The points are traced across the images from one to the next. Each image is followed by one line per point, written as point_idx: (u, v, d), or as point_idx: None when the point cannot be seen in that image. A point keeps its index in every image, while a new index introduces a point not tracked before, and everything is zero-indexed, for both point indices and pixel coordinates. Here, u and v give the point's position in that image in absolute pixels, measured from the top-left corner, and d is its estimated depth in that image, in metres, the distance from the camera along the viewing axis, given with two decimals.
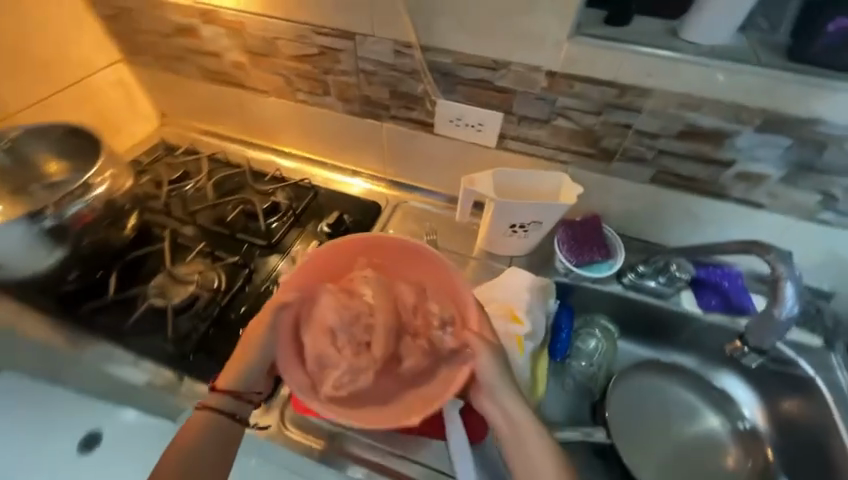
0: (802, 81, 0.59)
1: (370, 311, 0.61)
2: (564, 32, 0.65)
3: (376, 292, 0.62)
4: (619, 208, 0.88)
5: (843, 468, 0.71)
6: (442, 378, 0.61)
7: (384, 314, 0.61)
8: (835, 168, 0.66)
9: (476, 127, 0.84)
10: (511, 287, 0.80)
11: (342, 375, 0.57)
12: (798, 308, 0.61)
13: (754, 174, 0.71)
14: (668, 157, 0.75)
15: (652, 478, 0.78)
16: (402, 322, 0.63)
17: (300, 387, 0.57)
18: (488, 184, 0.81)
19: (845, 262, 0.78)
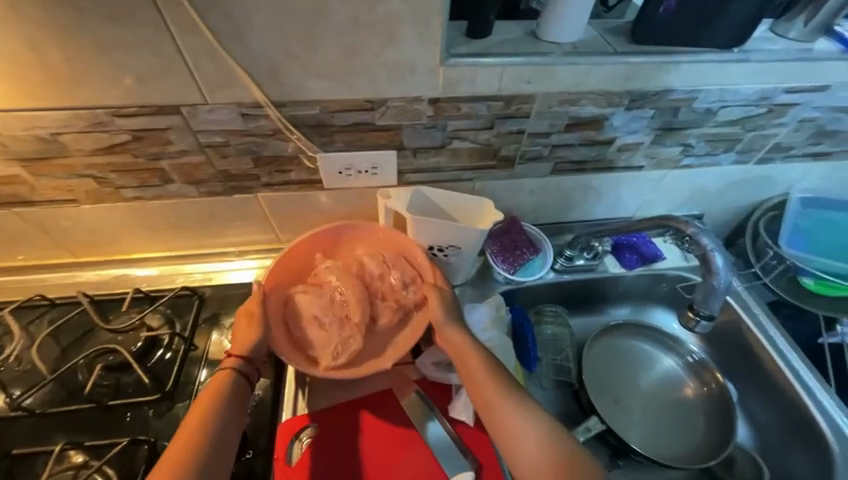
0: (655, 59, 0.62)
1: (338, 289, 0.74)
2: (433, 57, 0.58)
3: (339, 275, 0.75)
4: (530, 202, 0.90)
5: (763, 359, 0.86)
6: (416, 323, 0.76)
7: (352, 288, 0.74)
8: (689, 123, 0.74)
9: (371, 171, 0.74)
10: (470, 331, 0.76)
11: (333, 345, 0.70)
12: (729, 276, 0.72)
13: (632, 144, 0.77)
14: (561, 149, 0.76)
15: (638, 435, 0.85)
16: (372, 291, 0.77)
17: (297, 360, 0.69)
18: (406, 200, 0.76)
19: (701, 191, 0.94)
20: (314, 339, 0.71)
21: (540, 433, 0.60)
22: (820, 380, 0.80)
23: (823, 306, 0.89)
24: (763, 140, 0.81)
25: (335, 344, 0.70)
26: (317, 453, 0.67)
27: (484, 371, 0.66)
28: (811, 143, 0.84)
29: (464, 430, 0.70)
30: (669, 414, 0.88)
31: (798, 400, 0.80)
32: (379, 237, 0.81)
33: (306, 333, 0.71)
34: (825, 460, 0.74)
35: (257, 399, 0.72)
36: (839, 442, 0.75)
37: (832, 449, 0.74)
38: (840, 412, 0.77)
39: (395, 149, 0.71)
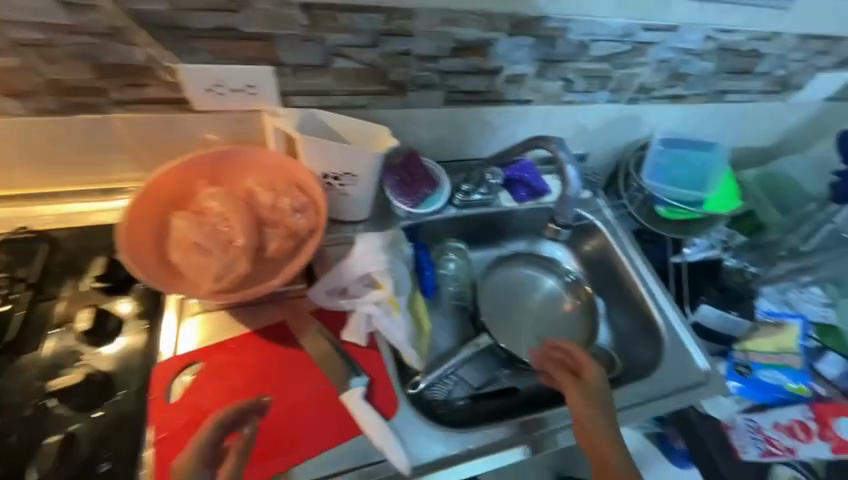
0: None
1: (223, 216, 0.69)
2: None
3: (223, 202, 0.71)
4: (430, 137, 0.90)
5: (623, 273, 1.01)
6: (311, 246, 0.72)
7: (237, 215, 0.70)
8: (566, 56, 0.79)
9: (247, 90, 0.67)
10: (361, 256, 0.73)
11: (217, 268, 0.66)
12: (579, 184, 0.82)
13: (518, 75, 0.80)
14: (452, 77, 0.77)
15: (522, 345, 0.98)
16: (262, 219, 0.73)
17: (176, 286, 0.64)
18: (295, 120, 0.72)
19: (584, 131, 1.03)
20: (193, 268, 0.66)
21: None
22: (660, 286, 0.97)
23: (673, 229, 1.06)
24: (630, 79, 0.90)
25: (218, 271, 0.66)
26: (203, 389, 0.65)
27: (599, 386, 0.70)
28: (668, 85, 0.95)
29: (358, 350, 0.73)
30: (549, 328, 1.02)
31: (643, 302, 0.97)
32: (269, 166, 0.76)
33: (184, 259, 0.66)
34: (658, 346, 0.92)
35: (125, 348, 0.67)
36: (669, 333, 0.92)
37: (663, 336, 0.92)
38: (671, 308, 0.95)
39: (272, 65, 0.65)
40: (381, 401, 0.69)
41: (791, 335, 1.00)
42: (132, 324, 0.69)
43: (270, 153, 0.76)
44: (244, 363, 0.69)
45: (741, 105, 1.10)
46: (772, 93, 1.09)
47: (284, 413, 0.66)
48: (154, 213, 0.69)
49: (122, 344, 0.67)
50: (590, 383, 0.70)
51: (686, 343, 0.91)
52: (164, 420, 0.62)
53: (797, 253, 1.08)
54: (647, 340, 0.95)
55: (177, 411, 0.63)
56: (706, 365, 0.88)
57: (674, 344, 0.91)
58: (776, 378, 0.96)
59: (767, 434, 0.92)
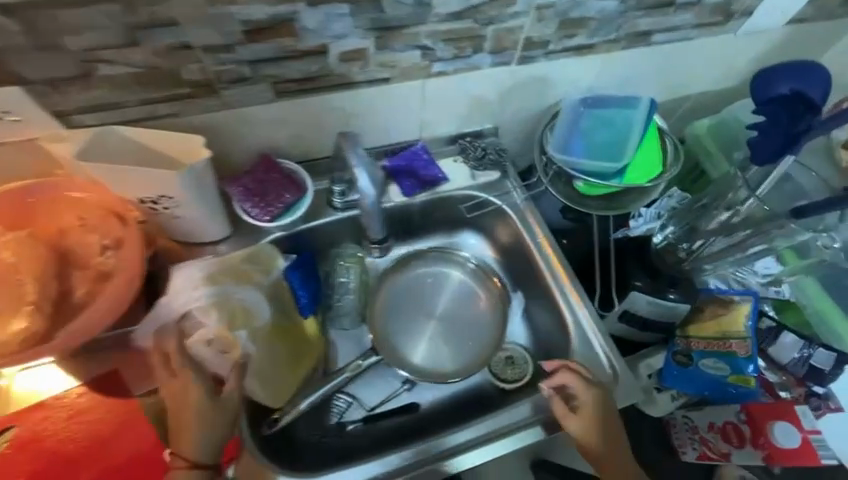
0: None
1: (15, 269, 0.61)
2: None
3: (17, 251, 0.61)
4: (285, 137, 0.78)
5: (533, 262, 0.90)
6: (122, 283, 0.65)
7: (31, 265, 0.61)
8: (406, 19, 0.65)
9: (8, 117, 0.58)
10: (182, 292, 0.68)
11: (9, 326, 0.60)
12: (371, 188, 0.72)
13: (354, 51, 0.66)
14: (266, 66, 0.64)
15: (425, 358, 0.88)
16: (67, 259, 0.66)
17: None
18: (83, 144, 0.61)
19: (482, 103, 0.88)
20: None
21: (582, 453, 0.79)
22: (573, 281, 0.86)
23: (597, 206, 0.91)
24: (510, 35, 0.74)
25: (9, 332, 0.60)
26: (16, 459, 0.62)
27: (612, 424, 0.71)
28: (565, 36, 0.79)
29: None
30: (459, 334, 0.91)
31: (555, 301, 0.87)
32: (76, 198, 0.67)
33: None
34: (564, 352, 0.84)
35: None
36: (577, 334, 0.83)
37: (574, 339, 0.83)
38: (580, 305, 0.85)
39: (16, 84, 0.54)
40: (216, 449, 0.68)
41: (740, 315, 0.85)
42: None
43: (73, 182, 0.66)
44: (60, 424, 0.64)
45: (674, 45, 0.91)
46: (712, 25, 0.89)
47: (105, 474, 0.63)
48: None
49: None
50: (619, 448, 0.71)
51: (594, 347, 0.82)
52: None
53: (728, 228, 0.82)
54: (558, 343, 0.86)
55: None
56: (610, 369, 0.80)
57: (581, 348, 0.82)
58: (719, 369, 0.84)
59: (702, 434, 0.87)
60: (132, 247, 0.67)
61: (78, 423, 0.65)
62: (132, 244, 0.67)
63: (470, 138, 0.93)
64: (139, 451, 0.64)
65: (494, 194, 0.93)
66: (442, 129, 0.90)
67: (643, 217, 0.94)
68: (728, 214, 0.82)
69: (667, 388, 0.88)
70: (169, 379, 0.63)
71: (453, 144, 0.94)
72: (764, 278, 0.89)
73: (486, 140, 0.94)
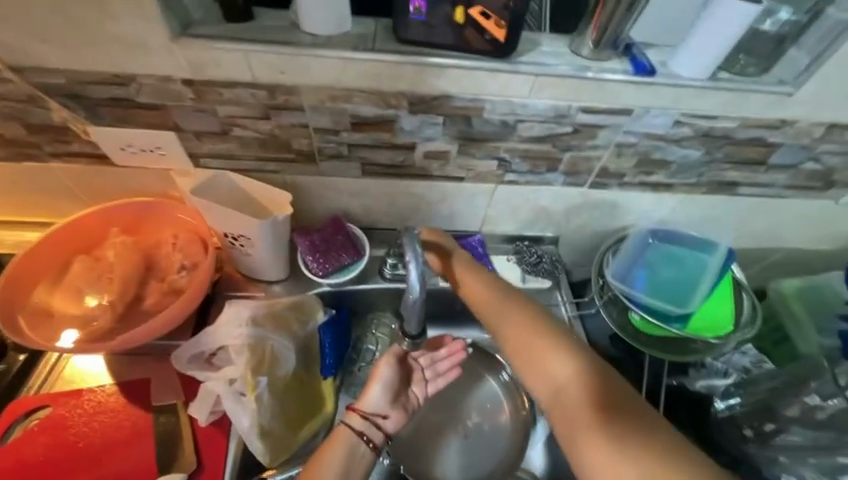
0: (412, 61, 0.61)
1: (112, 268, 0.73)
2: (165, 34, 0.57)
3: (120, 253, 0.74)
4: (358, 206, 0.86)
5: None
6: (184, 301, 0.71)
7: (124, 268, 0.73)
8: (490, 135, 0.72)
9: (157, 151, 0.72)
10: (224, 329, 0.72)
11: (88, 317, 0.70)
12: (419, 288, 0.59)
13: (438, 151, 0.74)
14: (361, 150, 0.73)
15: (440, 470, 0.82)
16: (152, 269, 0.75)
17: (48, 332, 0.69)
18: (199, 182, 0.74)
19: (546, 214, 0.90)
20: (67, 312, 0.71)
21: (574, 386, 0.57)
22: None
23: (655, 347, 0.83)
24: (586, 162, 0.78)
25: (85, 319, 0.70)
26: (32, 439, 0.66)
27: (578, 382, 0.57)
28: (642, 172, 0.80)
29: (202, 428, 0.70)
30: (472, 446, 0.84)
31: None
32: (180, 220, 0.79)
33: (64, 301, 0.71)
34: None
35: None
36: None
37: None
38: None
39: (171, 130, 0.69)
40: None
41: None
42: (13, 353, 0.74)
43: (183, 207, 0.78)
44: (82, 415, 0.69)
45: (761, 200, 0.88)
46: (808, 189, 0.85)
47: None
48: (65, 250, 0.76)
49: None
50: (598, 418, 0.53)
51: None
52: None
53: (813, 422, 0.73)
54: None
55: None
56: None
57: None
58: None
59: None
60: (203, 273, 0.74)
61: (94, 422, 0.68)
62: (204, 270, 0.74)
63: (529, 242, 0.94)
64: (130, 471, 0.65)
65: (542, 302, 0.91)
66: (502, 227, 0.93)
67: (706, 369, 0.85)
68: (815, 404, 0.73)
69: None
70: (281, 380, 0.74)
71: (509, 243, 0.95)
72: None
73: (543, 248, 0.94)
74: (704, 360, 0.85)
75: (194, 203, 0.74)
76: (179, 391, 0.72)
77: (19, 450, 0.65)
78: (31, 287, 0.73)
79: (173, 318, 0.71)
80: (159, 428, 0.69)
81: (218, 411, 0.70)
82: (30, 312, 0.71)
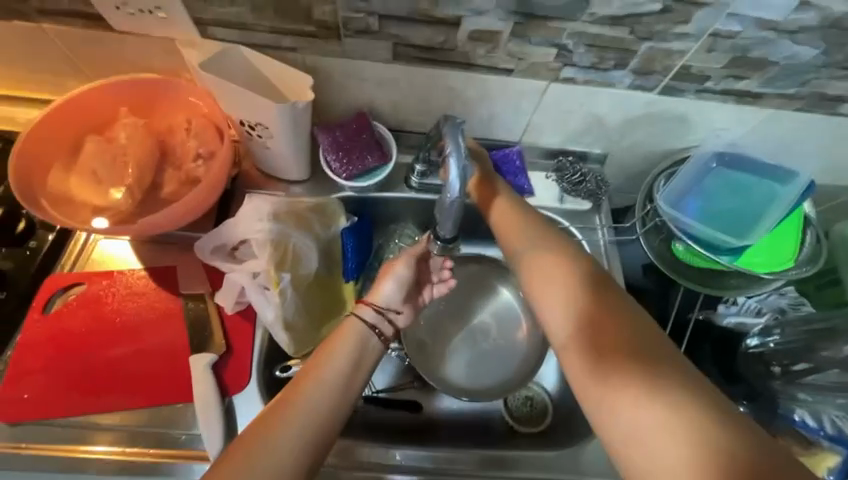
0: None
1: (124, 150, 0.68)
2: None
3: (131, 135, 0.68)
4: (386, 101, 0.75)
5: None
6: (203, 191, 0.68)
7: (136, 151, 0.68)
8: (554, 11, 0.58)
9: (157, 13, 0.61)
10: (245, 219, 0.70)
11: (107, 200, 0.67)
12: (459, 187, 0.54)
13: (486, 31, 0.61)
14: (394, 24, 0.61)
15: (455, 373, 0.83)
16: (166, 156, 0.70)
17: (68, 212, 0.67)
18: (207, 54, 0.64)
19: (600, 125, 0.78)
20: (83, 194, 0.68)
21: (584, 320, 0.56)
22: None
23: (695, 280, 0.78)
24: (665, 58, 0.64)
25: (105, 203, 0.68)
26: (72, 311, 0.68)
27: (606, 318, 0.55)
28: (731, 76, 0.66)
29: (228, 316, 0.71)
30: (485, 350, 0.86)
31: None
32: (190, 103, 0.71)
33: (80, 183, 0.68)
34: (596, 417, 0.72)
35: (30, 251, 0.72)
36: None
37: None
38: None
39: None
40: (227, 374, 0.68)
41: (820, 464, 0.71)
42: (41, 231, 0.74)
43: (192, 87, 0.70)
44: (117, 295, 0.70)
45: None
46: None
47: (126, 357, 0.67)
48: (74, 129, 0.71)
49: (27, 247, 0.72)
50: (616, 346, 0.53)
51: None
52: (31, 328, 0.67)
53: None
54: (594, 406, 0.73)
55: (43, 324, 0.67)
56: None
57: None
58: None
59: None
60: (219, 162, 0.69)
61: (124, 303, 0.70)
62: (220, 159, 0.68)
63: (573, 158, 0.84)
64: (162, 349, 0.67)
65: (578, 225, 0.84)
66: (544, 140, 0.83)
67: (738, 305, 0.80)
68: None
69: None
70: (301, 278, 0.73)
71: (551, 158, 0.85)
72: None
73: (588, 167, 0.84)
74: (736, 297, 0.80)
75: (204, 81, 0.65)
76: (207, 281, 0.72)
77: (61, 319, 0.68)
78: (43, 166, 0.69)
79: (193, 208, 0.68)
80: (187, 313, 0.70)
81: (243, 302, 0.71)
82: (47, 191, 0.68)
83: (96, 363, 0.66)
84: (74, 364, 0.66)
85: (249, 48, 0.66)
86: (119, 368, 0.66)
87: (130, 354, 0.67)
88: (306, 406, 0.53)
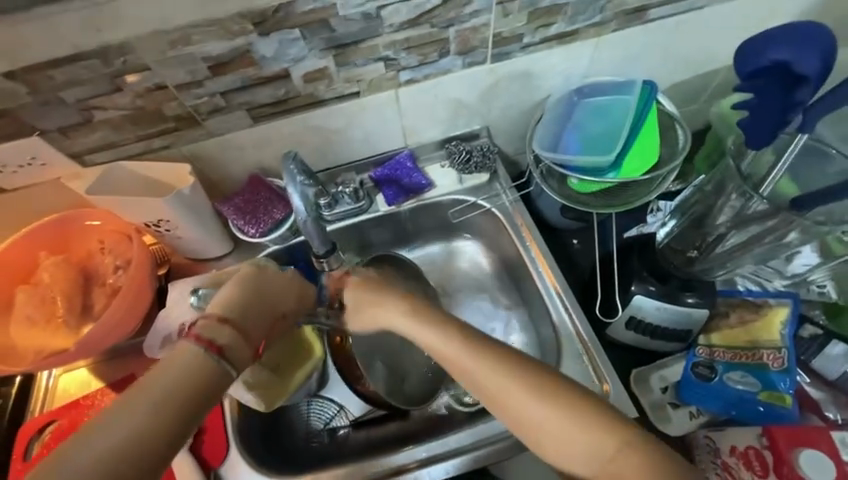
0: None
1: (50, 287, 0.73)
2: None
3: (52, 272, 0.74)
4: (269, 157, 0.82)
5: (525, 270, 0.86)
6: (130, 296, 0.73)
7: (60, 284, 0.73)
8: (360, 34, 0.66)
9: (35, 162, 0.69)
10: (177, 304, 0.75)
11: (47, 337, 0.72)
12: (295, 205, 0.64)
13: (315, 70, 0.69)
14: (237, 95, 0.69)
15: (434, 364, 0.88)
16: (91, 278, 0.76)
17: (17, 361, 0.72)
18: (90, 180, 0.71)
19: (462, 106, 0.86)
20: (25, 340, 0.73)
21: (489, 356, 0.50)
22: (566, 293, 0.80)
23: (598, 204, 0.84)
24: (476, 34, 0.72)
25: (49, 339, 0.73)
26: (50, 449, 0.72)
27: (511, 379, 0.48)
28: (540, 26, 0.74)
29: None
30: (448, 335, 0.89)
31: (547, 306, 0.81)
32: (100, 225, 0.78)
33: (19, 331, 0.73)
34: None
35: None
36: (568, 342, 0.77)
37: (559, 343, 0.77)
38: (579, 316, 0.78)
39: (34, 135, 0.65)
40: (205, 450, 0.71)
41: (774, 321, 0.77)
42: None
43: (95, 211, 0.77)
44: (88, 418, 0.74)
45: (677, 19, 0.81)
46: None
47: None
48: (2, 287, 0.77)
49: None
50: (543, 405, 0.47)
51: (582, 348, 0.75)
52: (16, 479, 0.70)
53: (743, 219, 0.73)
54: None
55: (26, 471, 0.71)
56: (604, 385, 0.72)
57: (571, 355, 0.75)
58: (748, 384, 0.76)
59: (724, 460, 0.72)
60: (136, 266, 0.74)
61: None
62: (136, 263, 0.74)
63: (456, 141, 0.91)
64: None
65: (483, 196, 0.91)
66: (424, 136, 0.90)
67: (662, 212, 0.89)
68: (740, 205, 0.73)
69: (685, 403, 0.80)
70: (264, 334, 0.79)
71: (440, 149, 0.93)
72: (791, 279, 0.81)
73: (471, 144, 0.92)
74: (656, 205, 0.90)
75: (96, 203, 0.72)
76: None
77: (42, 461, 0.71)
78: None
79: (127, 314, 0.73)
80: None
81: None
82: None
83: None
84: None
85: (128, 160, 0.73)
86: None
87: None
88: (133, 426, 0.38)
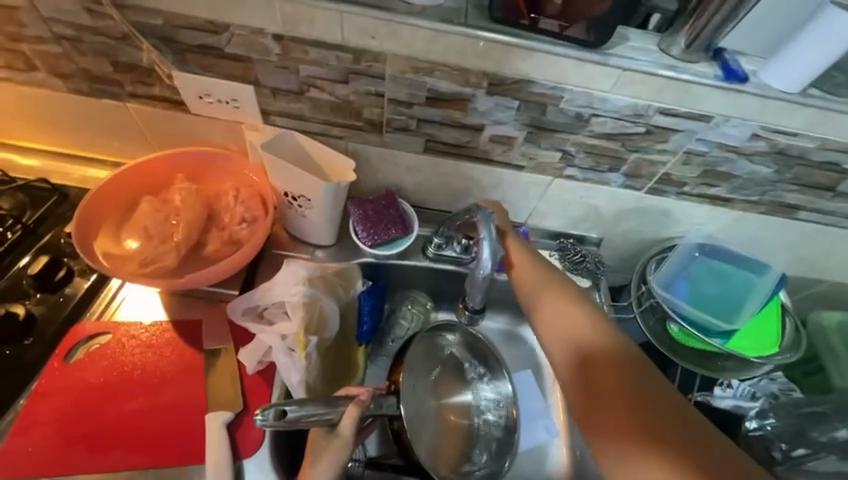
0: (500, 42, 0.61)
1: (176, 211, 0.75)
2: None
3: (184, 197, 0.76)
4: (411, 182, 0.86)
5: None
6: (244, 252, 0.74)
7: (187, 212, 0.75)
8: (560, 126, 0.72)
9: (231, 103, 0.74)
10: (281, 282, 0.75)
11: (150, 254, 0.72)
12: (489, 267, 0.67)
13: (505, 136, 0.74)
14: (429, 126, 0.74)
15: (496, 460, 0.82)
16: (213, 218, 0.77)
17: (113, 263, 0.72)
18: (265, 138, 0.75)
19: (595, 215, 0.89)
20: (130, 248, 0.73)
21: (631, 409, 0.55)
22: None
23: (691, 360, 0.84)
24: (650, 167, 0.77)
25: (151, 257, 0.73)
26: (94, 362, 0.69)
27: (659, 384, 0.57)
28: (705, 183, 0.79)
29: (249, 375, 0.72)
30: (479, 436, 0.83)
31: None
32: (244, 175, 0.81)
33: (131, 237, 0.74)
34: None
35: (63, 297, 0.75)
36: None
37: None
38: None
39: (251, 84, 0.70)
40: (244, 437, 0.67)
41: None
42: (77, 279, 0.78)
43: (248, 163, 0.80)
44: (140, 346, 0.72)
45: (819, 228, 0.86)
46: None
47: (140, 414, 0.66)
48: (130, 189, 0.79)
49: (61, 293, 0.76)
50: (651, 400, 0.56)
51: None
52: (49, 377, 0.68)
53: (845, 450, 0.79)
54: None
55: (63, 374, 0.68)
56: None
57: None
58: None
59: None
60: (262, 228, 0.76)
61: (147, 356, 0.71)
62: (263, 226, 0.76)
63: (574, 240, 0.93)
64: (177, 407, 0.67)
65: None
66: (548, 223, 0.92)
67: (732, 389, 0.83)
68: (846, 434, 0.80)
69: None
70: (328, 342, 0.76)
71: (552, 239, 0.93)
72: None
73: (585, 249, 0.92)
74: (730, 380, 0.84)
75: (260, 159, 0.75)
76: (231, 342, 0.74)
77: (79, 371, 0.68)
78: (96, 220, 0.75)
79: (232, 266, 0.74)
80: (209, 370, 0.71)
81: (265, 362, 0.72)
82: (97, 244, 0.73)
83: (108, 419, 0.66)
84: (88, 418, 0.65)
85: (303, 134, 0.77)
86: (133, 424, 0.66)
87: (144, 411, 0.67)
88: None
